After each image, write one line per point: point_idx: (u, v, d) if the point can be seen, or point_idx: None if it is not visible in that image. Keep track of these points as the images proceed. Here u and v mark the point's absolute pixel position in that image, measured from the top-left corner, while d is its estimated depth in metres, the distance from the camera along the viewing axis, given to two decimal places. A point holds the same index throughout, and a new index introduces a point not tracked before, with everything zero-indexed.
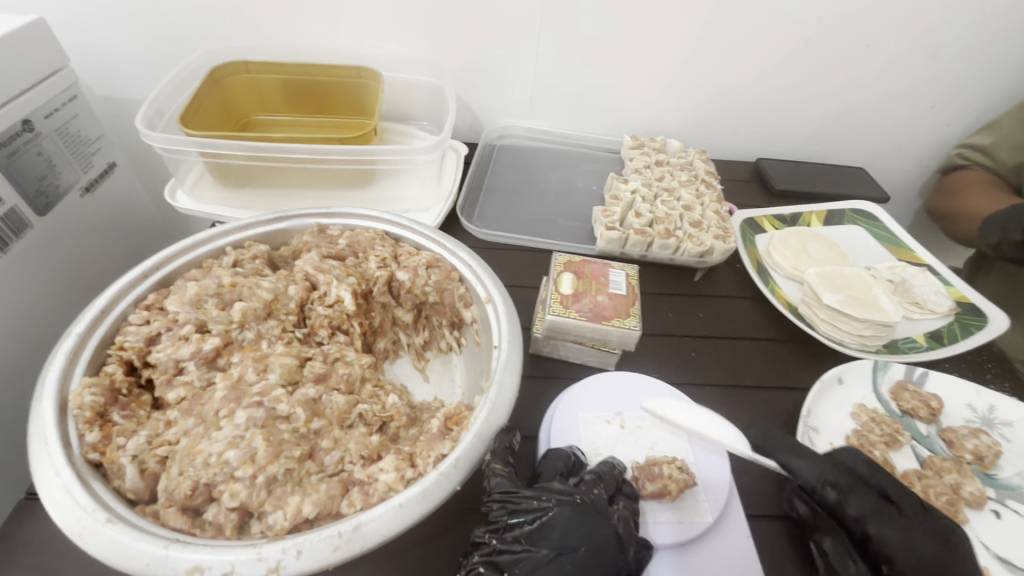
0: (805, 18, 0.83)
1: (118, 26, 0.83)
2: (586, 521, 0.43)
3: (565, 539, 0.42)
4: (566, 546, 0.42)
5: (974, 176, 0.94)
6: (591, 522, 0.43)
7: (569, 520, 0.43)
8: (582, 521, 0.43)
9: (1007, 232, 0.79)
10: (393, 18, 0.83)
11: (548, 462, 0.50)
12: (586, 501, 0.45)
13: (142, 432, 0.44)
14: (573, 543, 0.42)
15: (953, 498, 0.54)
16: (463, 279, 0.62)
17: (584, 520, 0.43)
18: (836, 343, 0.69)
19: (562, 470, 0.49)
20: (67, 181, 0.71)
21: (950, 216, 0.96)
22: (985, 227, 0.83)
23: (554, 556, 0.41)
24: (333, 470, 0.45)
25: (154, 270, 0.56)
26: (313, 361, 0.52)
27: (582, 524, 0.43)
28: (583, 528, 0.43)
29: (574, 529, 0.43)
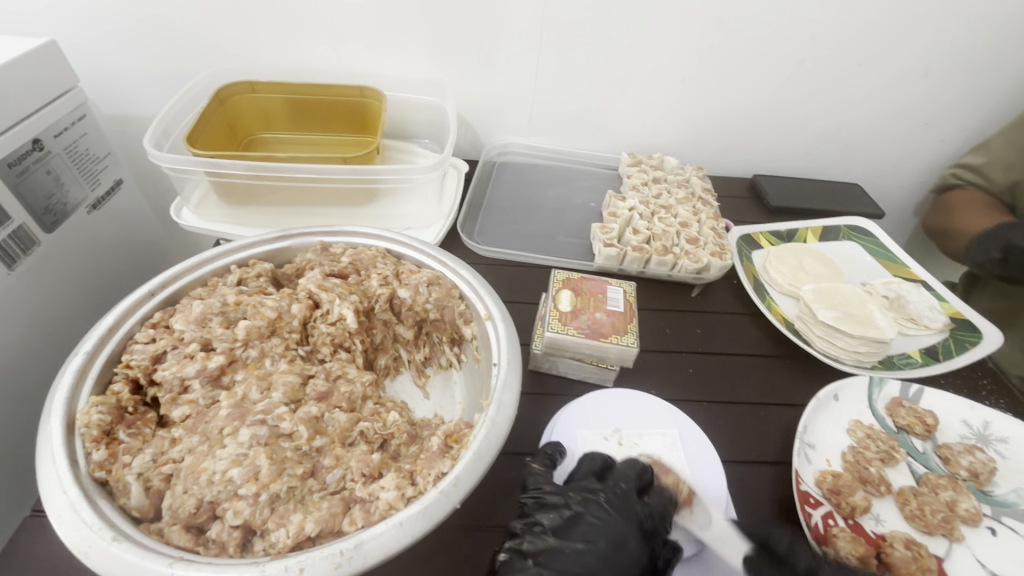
0: (797, 39, 0.85)
1: (128, 47, 0.85)
2: (613, 517, 0.46)
3: (593, 534, 0.45)
4: (593, 538, 0.44)
5: (965, 197, 0.95)
6: (617, 520, 0.46)
7: (599, 519, 0.46)
8: (606, 518, 0.46)
9: (988, 251, 0.83)
10: (397, 39, 0.85)
11: (584, 462, 0.53)
12: (613, 495, 0.47)
13: (148, 450, 0.45)
14: (599, 539, 0.44)
15: (948, 516, 0.54)
16: (463, 296, 0.63)
17: (611, 517, 0.46)
18: (832, 359, 0.70)
19: (595, 469, 0.52)
20: (74, 198, 0.72)
21: (944, 236, 0.98)
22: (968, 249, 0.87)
23: (584, 547, 0.44)
24: (334, 488, 0.46)
25: (160, 288, 0.57)
26: (315, 378, 0.52)
27: (605, 520, 0.46)
28: (609, 525, 0.45)
29: (600, 527, 0.45)
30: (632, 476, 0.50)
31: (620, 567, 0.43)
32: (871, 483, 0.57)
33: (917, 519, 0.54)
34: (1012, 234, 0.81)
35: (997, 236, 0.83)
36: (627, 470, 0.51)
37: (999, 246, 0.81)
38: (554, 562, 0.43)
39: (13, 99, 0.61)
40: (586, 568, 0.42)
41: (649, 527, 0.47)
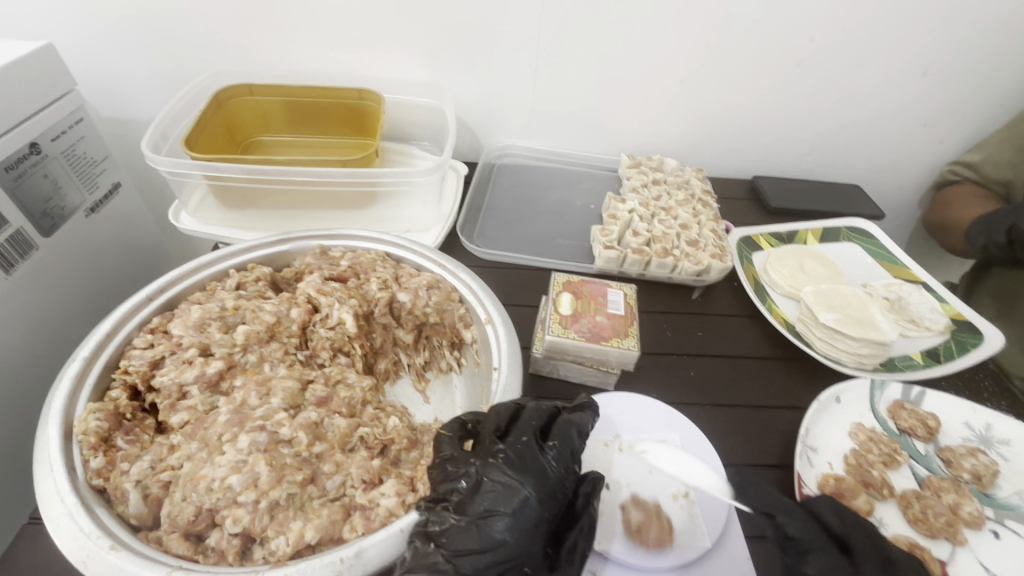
0: (796, 40, 0.85)
1: (126, 50, 0.85)
2: (514, 478, 0.40)
3: (494, 503, 0.39)
4: (496, 506, 0.39)
5: (966, 191, 0.96)
6: (520, 479, 0.40)
7: (503, 483, 0.40)
8: (507, 483, 0.40)
9: (991, 234, 0.83)
10: (395, 41, 0.85)
11: (493, 415, 0.47)
12: (514, 451, 0.42)
13: (146, 457, 0.44)
14: (499, 507, 0.39)
15: (951, 519, 0.54)
16: (463, 300, 0.63)
17: (514, 478, 0.40)
18: (833, 362, 0.70)
19: (500, 424, 0.46)
20: (72, 202, 0.72)
21: (943, 229, 0.98)
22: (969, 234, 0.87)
23: (484, 521, 0.38)
24: (334, 494, 0.45)
25: (158, 294, 0.57)
26: (314, 384, 0.52)
27: (510, 484, 0.40)
28: (510, 488, 0.40)
29: (503, 490, 0.40)
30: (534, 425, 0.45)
31: (527, 533, 0.39)
32: (873, 486, 0.57)
33: (920, 522, 0.54)
34: (1014, 216, 0.81)
35: (998, 220, 0.84)
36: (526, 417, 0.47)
37: (1003, 228, 0.81)
38: (455, 542, 0.38)
39: (10, 102, 0.60)
40: (491, 539, 0.38)
41: (556, 476, 0.42)
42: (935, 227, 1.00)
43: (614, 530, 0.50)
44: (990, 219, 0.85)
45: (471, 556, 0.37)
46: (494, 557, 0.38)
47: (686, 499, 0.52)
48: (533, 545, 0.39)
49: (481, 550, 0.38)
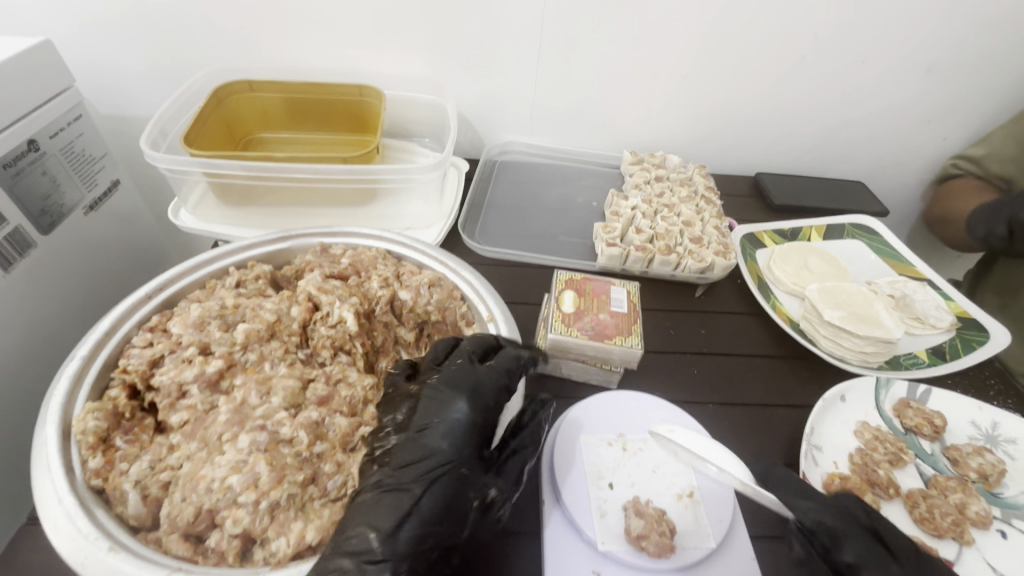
0: (801, 35, 0.84)
1: (125, 46, 0.84)
2: (445, 391, 0.46)
3: (431, 416, 0.45)
4: (429, 419, 0.45)
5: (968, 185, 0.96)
6: (452, 392, 0.46)
7: (436, 398, 0.46)
8: (439, 396, 0.46)
9: (992, 225, 0.83)
10: (396, 37, 0.84)
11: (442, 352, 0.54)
12: (448, 373, 0.49)
13: (145, 457, 0.44)
14: (433, 419, 0.45)
15: (958, 519, 0.53)
16: (465, 298, 0.63)
17: (446, 393, 0.46)
18: (838, 360, 0.69)
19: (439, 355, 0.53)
20: (70, 200, 0.71)
21: (946, 220, 0.98)
22: (971, 223, 0.87)
23: (420, 431, 0.44)
24: (336, 494, 0.45)
25: (157, 291, 0.56)
26: (315, 382, 0.52)
27: (440, 400, 0.46)
28: (443, 401, 0.46)
29: (434, 405, 0.46)
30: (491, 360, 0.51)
31: (460, 441, 0.44)
32: (879, 485, 0.56)
33: (926, 522, 0.54)
34: (1017, 207, 0.81)
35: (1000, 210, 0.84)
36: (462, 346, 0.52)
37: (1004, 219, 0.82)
38: (397, 457, 0.43)
39: (7, 98, 0.60)
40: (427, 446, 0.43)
41: (485, 388, 0.47)
42: (938, 219, 1.00)
43: (616, 530, 0.49)
44: (992, 209, 0.85)
45: (412, 463, 0.42)
46: (432, 463, 0.42)
47: (690, 499, 0.51)
48: (466, 454, 0.44)
49: (422, 458, 0.42)
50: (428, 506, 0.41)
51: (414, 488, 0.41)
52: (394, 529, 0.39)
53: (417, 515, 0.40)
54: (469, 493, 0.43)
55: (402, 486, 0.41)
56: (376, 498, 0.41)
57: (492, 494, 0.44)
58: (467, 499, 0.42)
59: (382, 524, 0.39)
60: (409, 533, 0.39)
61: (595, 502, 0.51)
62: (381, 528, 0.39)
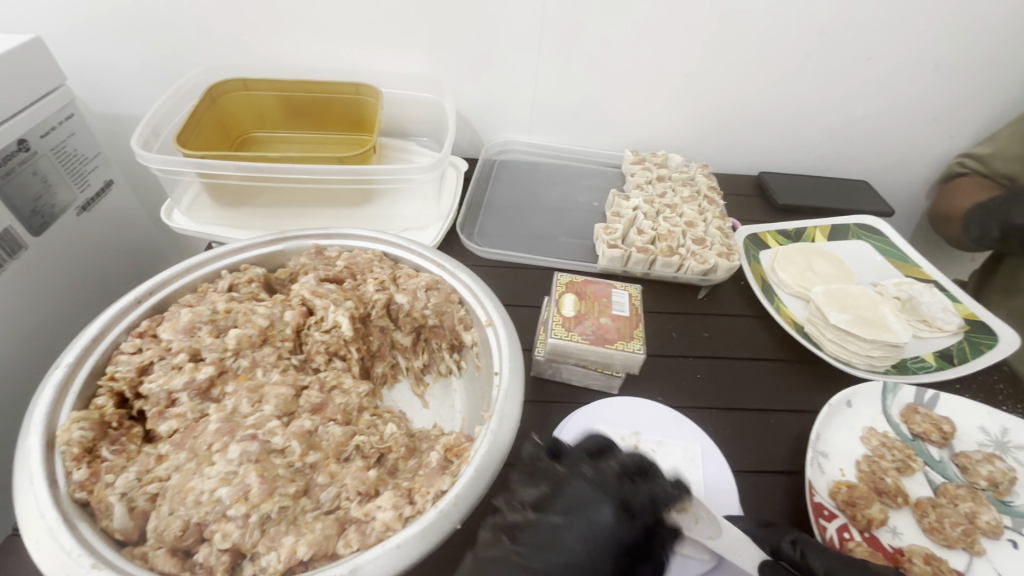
0: (807, 32, 0.83)
1: (117, 43, 0.82)
2: (593, 491, 0.43)
3: (575, 509, 0.42)
4: (572, 510, 0.42)
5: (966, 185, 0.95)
6: (597, 495, 0.43)
7: (582, 493, 0.43)
8: (584, 492, 0.43)
9: (986, 229, 0.83)
10: (393, 33, 0.83)
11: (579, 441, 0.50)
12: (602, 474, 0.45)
13: (132, 468, 0.43)
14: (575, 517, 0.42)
15: (969, 529, 0.52)
16: (463, 301, 0.61)
17: (591, 492, 0.43)
18: (844, 364, 0.68)
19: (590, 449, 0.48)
20: (62, 200, 0.70)
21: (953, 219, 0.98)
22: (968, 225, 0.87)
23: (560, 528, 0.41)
24: (329, 506, 0.43)
25: (148, 295, 0.55)
26: (309, 390, 0.50)
27: (588, 493, 0.43)
28: (590, 501, 0.43)
29: (581, 502, 0.43)
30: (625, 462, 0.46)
31: (599, 547, 0.41)
32: (887, 494, 0.55)
33: (935, 532, 0.52)
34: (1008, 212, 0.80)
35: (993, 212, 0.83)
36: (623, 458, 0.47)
37: (995, 224, 0.82)
38: (530, 539, 0.41)
39: None
40: (566, 547, 0.40)
41: (637, 503, 0.43)
42: (943, 217, 1.00)
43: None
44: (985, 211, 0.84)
45: (541, 552, 0.40)
46: (565, 561, 0.39)
47: (688, 513, 0.46)
48: (601, 560, 0.40)
49: (552, 550, 0.40)
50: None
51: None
52: None
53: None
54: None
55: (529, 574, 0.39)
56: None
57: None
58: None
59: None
60: None
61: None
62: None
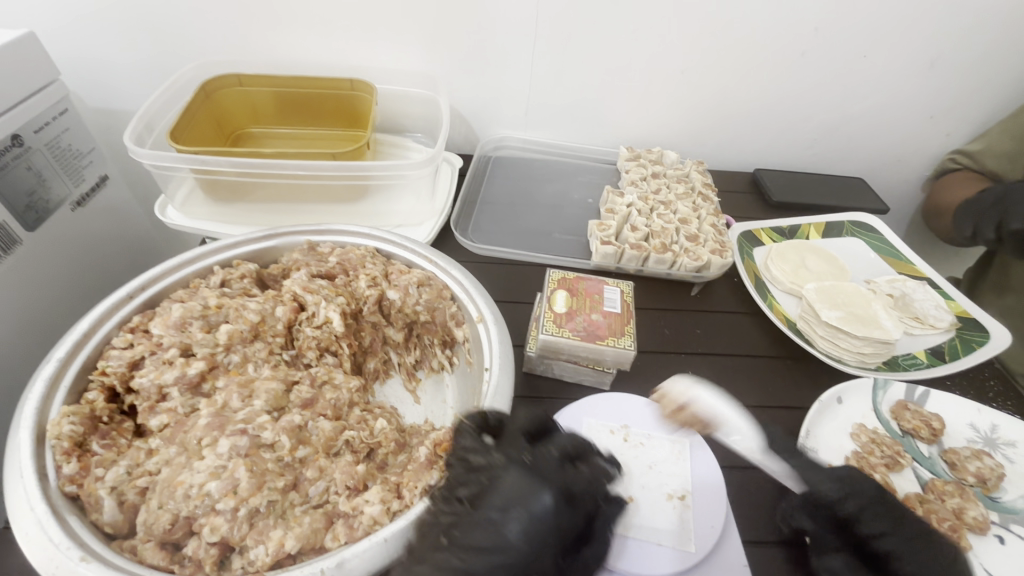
0: (802, 30, 0.83)
1: (113, 38, 0.82)
2: (530, 480, 0.41)
3: (509, 503, 0.39)
4: (511, 504, 0.39)
5: (955, 180, 0.95)
6: (535, 483, 0.40)
7: (518, 483, 0.40)
8: (523, 484, 0.40)
9: (980, 227, 0.83)
10: (388, 28, 0.82)
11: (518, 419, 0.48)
12: (538, 461, 0.43)
13: (122, 462, 0.43)
14: (515, 511, 0.39)
15: (955, 524, 0.52)
16: (455, 297, 0.61)
17: (528, 481, 0.41)
18: (835, 361, 0.68)
19: (530, 428, 0.46)
20: (56, 195, 0.70)
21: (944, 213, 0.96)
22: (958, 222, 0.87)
23: (500, 522, 0.38)
24: (317, 500, 0.44)
25: (139, 291, 0.55)
26: (299, 385, 0.51)
27: (525, 484, 0.40)
28: (529, 490, 0.40)
29: (519, 492, 0.40)
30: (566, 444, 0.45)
31: (540, 538, 0.38)
32: None
33: None
34: (1006, 213, 0.79)
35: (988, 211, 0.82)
36: (561, 439, 0.45)
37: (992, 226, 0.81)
38: (466, 539, 0.38)
39: None
40: (504, 540, 0.37)
41: (580, 490, 0.42)
42: (936, 211, 0.97)
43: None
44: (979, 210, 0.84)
45: (479, 552, 0.37)
46: (504, 559, 0.37)
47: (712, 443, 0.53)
48: (545, 552, 0.38)
49: (489, 548, 0.37)
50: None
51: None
52: None
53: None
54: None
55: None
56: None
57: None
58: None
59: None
60: None
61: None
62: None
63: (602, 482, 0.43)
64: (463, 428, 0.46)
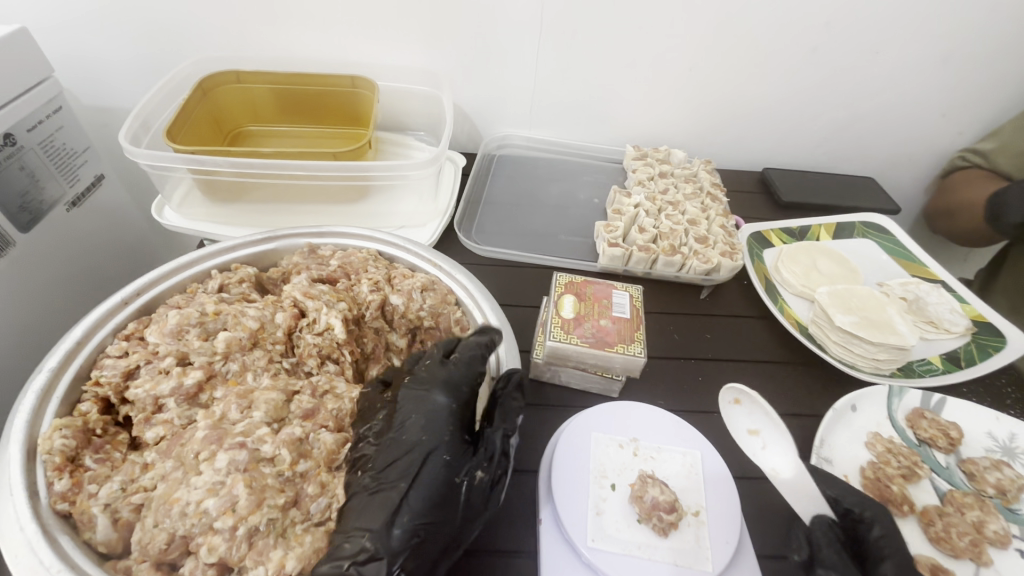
0: (812, 25, 0.80)
1: (106, 33, 0.80)
2: (417, 390, 0.45)
3: (406, 420, 0.43)
4: (409, 414, 0.43)
5: (961, 177, 0.94)
6: (423, 391, 0.45)
7: (410, 400, 0.44)
8: (411, 398, 0.44)
9: None
10: (390, 23, 0.80)
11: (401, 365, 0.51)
12: (419, 373, 0.47)
13: (116, 477, 0.41)
14: (413, 414, 0.43)
15: (976, 539, 0.51)
16: (459, 303, 0.60)
17: (418, 392, 0.45)
18: (849, 367, 0.67)
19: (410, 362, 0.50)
20: (51, 195, 0.68)
21: (957, 212, 0.95)
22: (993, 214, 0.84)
23: (401, 431, 0.42)
24: (319, 518, 0.42)
25: (134, 297, 0.53)
26: (300, 395, 0.49)
27: (415, 397, 0.44)
28: (421, 399, 0.44)
29: (414, 404, 0.44)
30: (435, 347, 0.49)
31: (438, 428, 0.42)
32: (892, 502, 0.54)
33: (942, 542, 0.51)
34: None
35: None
36: (431, 350, 0.50)
37: None
38: (379, 461, 0.41)
39: None
40: (409, 444, 0.41)
41: (461, 377, 0.46)
42: (949, 210, 0.96)
43: (610, 531, 0.46)
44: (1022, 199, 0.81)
45: (393, 464, 0.40)
46: (415, 456, 0.41)
47: (758, 436, 0.59)
48: (446, 439, 0.42)
49: (402, 457, 0.41)
50: (418, 499, 0.39)
51: (401, 484, 0.39)
52: (386, 526, 0.37)
53: (406, 507, 0.38)
54: (454, 477, 0.41)
55: (387, 486, 0.39)
56: (362, 507, 0.39)
57: (479, 476, 0.42)
58: (455, 484, 0.40)
59: (372, 525, 0.37)
60: (402, 529, 0.38)
61: (605, 509, 0.48)
62: (371, 529, 0.37)
63: (478, 356, 0.48)
64: (368, 392, 0.50)
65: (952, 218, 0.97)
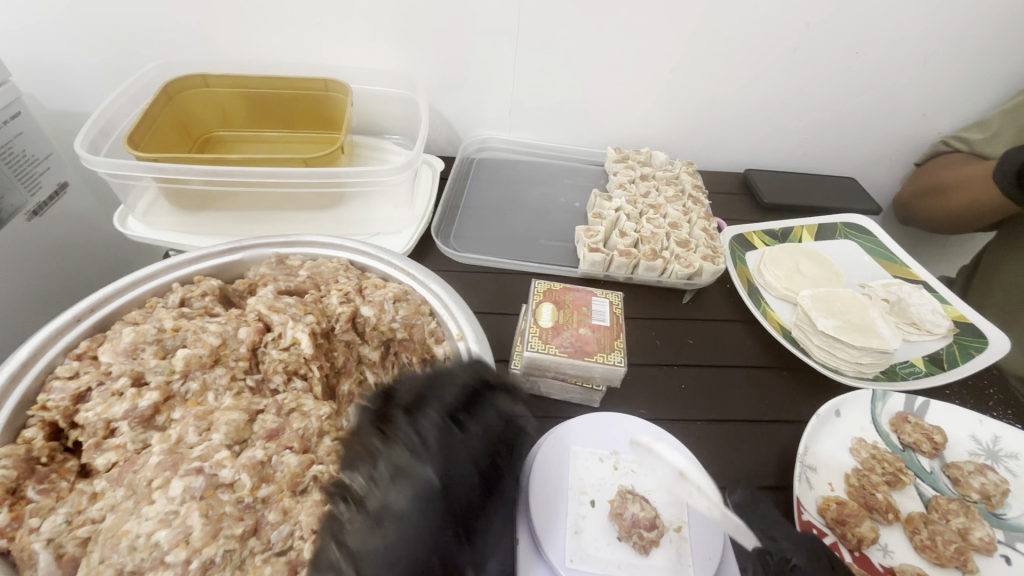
0: (792, 25, 0.80)
1: (67, 36, 0.77)
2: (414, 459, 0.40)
3: (391, 498, 0.39)
4: (394, 492, 0.39)
5: (944, 162, 0.91)
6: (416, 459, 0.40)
7: (399, 466, 0.40)
8: (404, 467, 0.40)
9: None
10: (363, 24, 0.78)
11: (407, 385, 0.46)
12: (420, 434, 0.42)
13: (62, 509, 0.39)
14: (400, 493, 0.39)
15: (962, 546, 0.50)
16: (434, 313, 0.58)
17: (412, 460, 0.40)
18: (832, 371, 0.66)
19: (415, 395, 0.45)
20: (10, 205, 0.65)
21: (948, 191, 0.90)
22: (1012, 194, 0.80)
23: (383, 514, 0.39)
24: (280, 547, 0.40)
25: (87, 313, 0.50)
26: (264, 414, 0.46)
27: (408, 465, 0.40)
28: (410, 472, 0.40)
29: (402, 478, 0.40)
30: (446, 403, 0.44)
31: (427, 511, 0.39)
32: (878, 510, 0.53)
33: (927, 550, 0.50)
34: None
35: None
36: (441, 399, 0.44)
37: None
38: (356, 542, 0.38)
39: None
40: (390, 531, 0.38)
41: (469, 454, 0.42)
42: (940, 188, 0.91)
43: (590, 551, 0.45)
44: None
45: (368, 550, 0.37)
46: (393, 548, 0.38)
47: None
48: (438, 527, 0.39)
49: (380, 543, 0.38)
50: None
51: None
52: None
53: None
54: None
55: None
56: None
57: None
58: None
59: None
60: None
61: (586, 527, 0.46)
62: None
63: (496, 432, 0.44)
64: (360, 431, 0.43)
65: (940, 197, 0.92)
